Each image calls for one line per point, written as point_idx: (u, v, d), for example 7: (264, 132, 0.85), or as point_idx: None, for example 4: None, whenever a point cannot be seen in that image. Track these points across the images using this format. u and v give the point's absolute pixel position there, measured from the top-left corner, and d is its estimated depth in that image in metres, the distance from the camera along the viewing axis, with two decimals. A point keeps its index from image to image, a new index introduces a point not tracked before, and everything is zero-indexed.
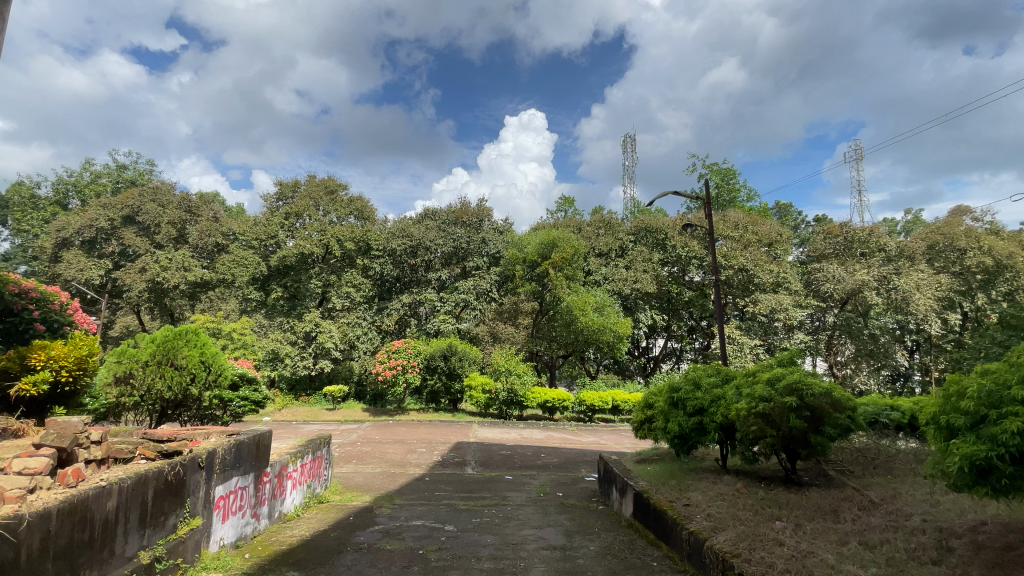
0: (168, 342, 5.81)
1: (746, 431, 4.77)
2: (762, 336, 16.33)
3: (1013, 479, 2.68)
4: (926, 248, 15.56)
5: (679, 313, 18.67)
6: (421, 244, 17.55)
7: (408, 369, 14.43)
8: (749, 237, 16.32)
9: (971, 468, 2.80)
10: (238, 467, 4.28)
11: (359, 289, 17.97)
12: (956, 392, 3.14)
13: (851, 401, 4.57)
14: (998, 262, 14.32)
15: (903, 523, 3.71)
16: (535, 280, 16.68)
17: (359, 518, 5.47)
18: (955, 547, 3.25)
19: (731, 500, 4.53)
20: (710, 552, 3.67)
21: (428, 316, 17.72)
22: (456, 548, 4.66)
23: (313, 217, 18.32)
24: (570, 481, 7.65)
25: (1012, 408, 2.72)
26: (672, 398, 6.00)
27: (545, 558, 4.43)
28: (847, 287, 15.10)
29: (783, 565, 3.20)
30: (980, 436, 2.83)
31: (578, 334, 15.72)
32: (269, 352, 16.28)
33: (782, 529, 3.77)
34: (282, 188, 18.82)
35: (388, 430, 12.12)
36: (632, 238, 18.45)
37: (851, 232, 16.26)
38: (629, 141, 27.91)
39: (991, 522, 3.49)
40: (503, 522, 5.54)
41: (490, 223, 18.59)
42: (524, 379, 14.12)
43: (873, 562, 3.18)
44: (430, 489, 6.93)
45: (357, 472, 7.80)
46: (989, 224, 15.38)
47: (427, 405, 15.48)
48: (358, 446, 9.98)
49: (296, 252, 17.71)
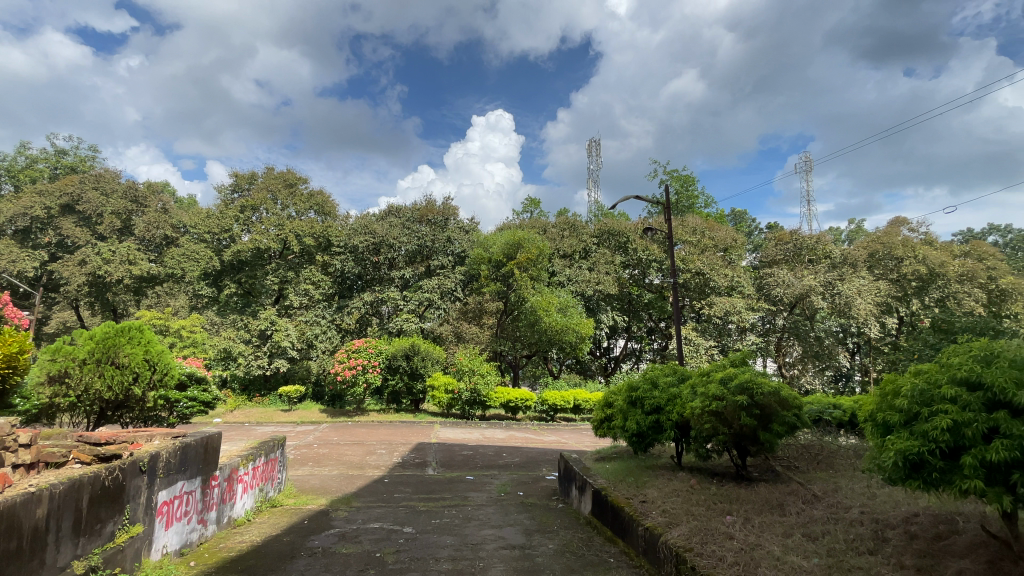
0: (110, 340, 5.50)
1: (700, 428, 4.92)
2: (717, 337, 16.93)
3: (942, 473, 2.89)
4: (867, 256, 16.50)
5: (639, 314, 19.05)
6: (384, 241, 17.15)
7: (369, 369, 14.08)
8: (706, 243, 16.96)
9: (905, 462, 3.00)
10: (184, 470, 4.08)
11: (318, 286, 17.49)
12: (892, 392, 3.35)
13: (798, 400, 4.79)
14: (931, 270, 15.31)
15: (843, 516, 3.92)
16: (500, 280, 16.65)
17: (314, 522, 5.32)
18: (890, 538, 3.46)
19: (686, 495, 4.67)
20: (664, 547, 3.76)
21: (390, 316, 17.24)
22: (415, 550, 4.60)
23: (270, 211, 17.82)
24: (531, 480, 7.67)
25: (942, 405, 2.92)
26: (631, 398, 6.13)
27: (504, 558, 4.43)
28: (796, 291, 15.75)
29: (732, 557, 3.33)
30: (913, 432, 3.03)
31: (542, 334, 15.91)
32: (221, 351, 15.81)
33: (733, 524, 3.91)
34: (237, 179, 18.27)
35: (347, 432, 11.81)
36: (596, 241, 18.68)
37: (800, 239, 16.85)
38: (594, 144, 28.32)
39: (923, 513, 3.74)
40: (462, 522, 5.50)
41: (455, 222, 18.50)
42: (487, 379, 14.08)
43: (815, 553, 3.35)
44: (388, 491, 6.78)
45: (313, 475, 7.57)
46: (924, 235, 16.43)
47: (388, 405, 15.18)
48: (314, 448, 9.67)
49: (252, 247, 17.17)
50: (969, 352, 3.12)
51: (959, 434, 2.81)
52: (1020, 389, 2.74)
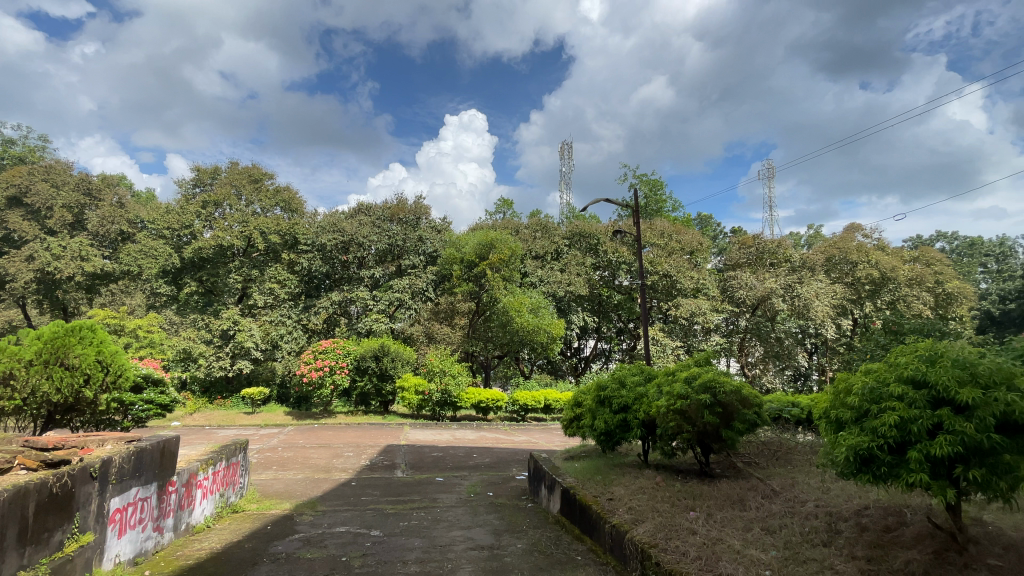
0: (58, 339, 5.21)
1: (666, 427, 5.03)
2: (683, 338, 17.33)
3: (890, 467, 3.04)
4: (825, 260, 17.07)
5: (609, 315, 19.31)
6: (353, 239, 16.84)
7: (336, 370, 13.81)
8: (673, 246, 17.39)
9: (855, 457, 3.15)
10: (138, 476, 3.91)
11: (284, 285, 17.03)
12: (844, 390, 3.52)
13: (758, 398, 4.96)
14: (883, 274, 16.15)
15: (799, 509, 4.09)
16: (472, 280, 16.60)
17: (277, 527, 5.19)
18: (843, 530, 3.63)
19: (651, 492, 4.77)
20: (630, 544, 3.83)
21: (359, 316, 16.93)
22: (382, 553, 4.54)
23: (234, 207, 17.28)
24: (501, 480, 7.68)
25: (891, 402, 3.07)
26: (599, 397, 6.22)
27: (472, 558, 4.43)
28: (757, 293, 16.30)
29: (695, 552, 3.42)
30: (864, 428, 3.18)
31: (513, 335, 15.95)
32: (180, 352, 15.38)
33: (696, 519, 4.01)
34: (199, 174, 17.65)
35: (313, 434, 11.55)
36: (567, 242, 18.83)
37: (762, 244, 17.36)
38: (566, 147, 28.60)
39: (872, 506, 3.93)
40: (431, 524, 5.46)
41: (427, 221, 18.30)
42: (458, 380, 14.01)
43: (773, 545, 3.48)
44: (356, 494, 6.68)
45: (277, 479, 7.38)
46: (877, 240, 17.24)
47: (356, 407, 14.94)
48: (279, 451, 9.43)
49: (214, 244, 16.65)
50: (915, 352, 3.29)
51: (906, 430, 2.97)
52: (961, 387, 2.91)
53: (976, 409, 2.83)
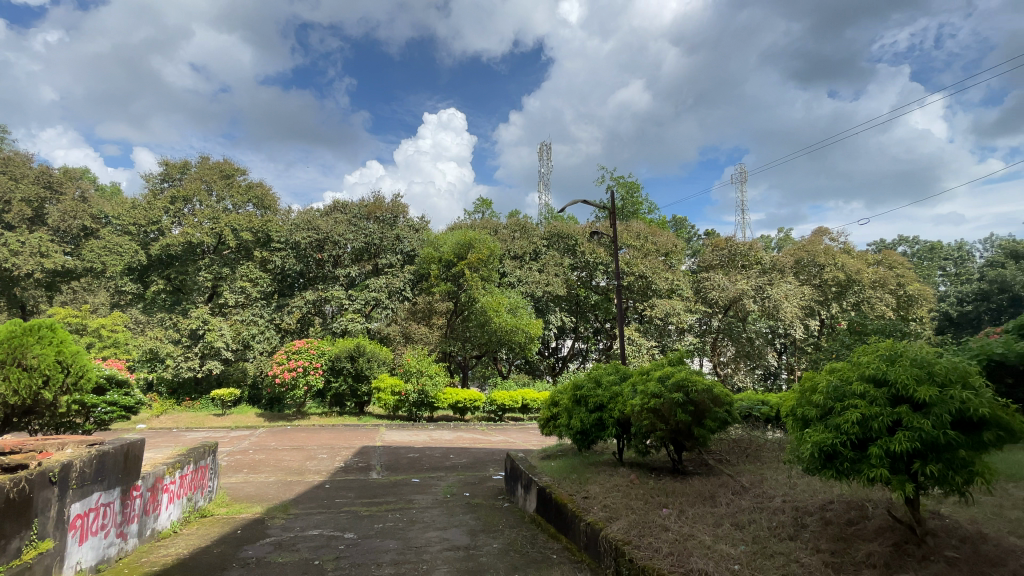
0: (16, 339, 5.00)
1: (640, 425, 5.10)
2: (658, 337, 17.60)
3: (853, 462, 3.15)
4: (794, 263, 17.60)
5: (586, 315, 19.45)
6: (329, 237, 16.53)
7: (310, 371, 13.56)
8: (649, 247, 17.67)
9: (820, 453, 3.25)
10: (101, 480, 3.77)
11: (256, 284, 16.64)
12: (809, 388, 3.63)
13: (729, 396, 5.08)
14: (848, 277, 16.73)
15: (767, 505, 4.20)
16: (450, 280, 16.52)
17: (248, 531, 5.07)
18: (808, 524, 3.74)
19: (626, 490, 4.84)
20: (604, 541, 3.88)
21: (334, 315, 16.67)
22: (355, 556, 4.49)
23: (204, 202, 16.82)
24: (477, 481, 7.67)
25: (853, 400, 3.19)
26: (575, 396, 6.27)
27: (448, 559, 4.41)
28: (729, 294, 16.68)
29: (667, 548, 3.48)
30: (828, 425, 3.29)
31: (491, 334, 15.95)
32: (145, 352, 15.10)
33: (669, 516, 4.08)
34: (168, 168, 17.15)
35: (285, 436, 11.33)
36: (546, 242, 18.91)
37: (734, 246, 17.76)
38: (545, 148, 28.72)
39: (836, 501, 4.07)
40: (407, 526, 5.42)
41: (405, 219, 18.10)
42: (435, 380, 13.90)
43: (742, 540, 3.57)
44: (330, 496, 6.57)
45: (248, 482, 7.21)
46: (843, 244, 17.82)
47: (330, 408, 14.74)
48: (250, 454, 9.21)
49: (182, 241, 16.19)
50: (877, 352, 3.42)
51: (867, 427, 3.09)
52: (919, 385, 3.04)
53: (934, 407, 2.96)
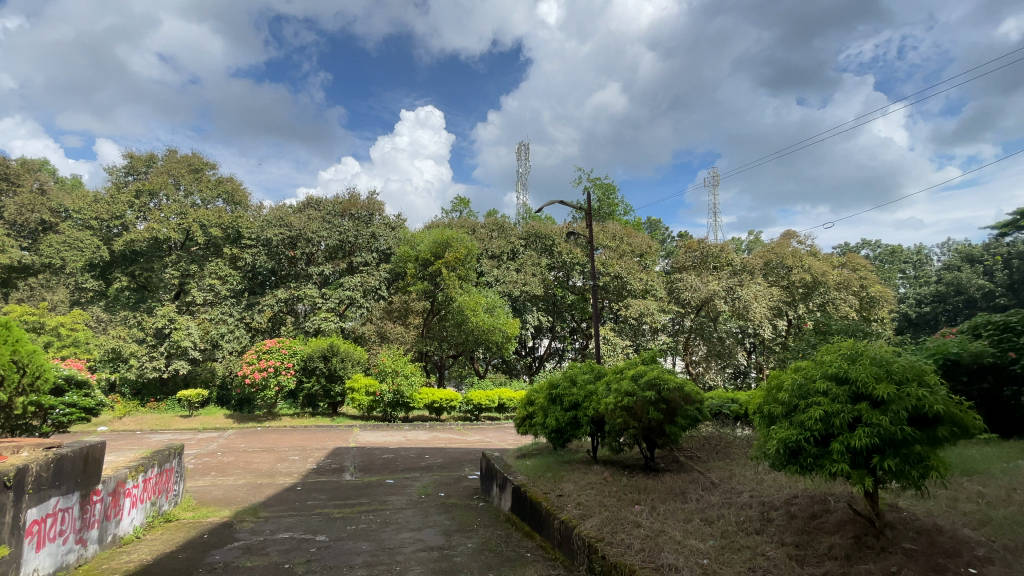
0: None
1: (613, 423, 5.17)
2: (632, 337, 17.86)
3: (815, 458, 3.26)
4: (763, 265, 18.09)
5: (563, 314, 19.50)
6: (301, 235, 16.17)
7: (282, 371, 13.27)
8: (624, 248, 17.94)
9: (785, 450, 3.36)
10: (59, 485, 3.61)
11: (225, 282, 16.20)
12: (775, 386, 3.76)
13: (699, 394, 5.20)
14: (814, 279, 17.29)
15: (735, 500, 4.32)
16: (427, 279, 16.39)
17: (215, 536, 4.94)
18: (774, 517, 3.86)
19: (599, 487, 4.90)
20: (578, 538, 3.92)
21: (306, 314, 16.35)
22: (327, 558, 4.42)
23: (171, 197, 16.27)
24: (452, 481, 7.64)
25: (816, 398, 3.32)
26: (550, 395, 6.32)
27: (422, 560, 4.38)
28: (702, 295, 17.03)
29: (639, 544, 3.54)
30: (793, 422, 3.41)
31: (468, 334, 15.90)
32: (108, 351, 14.60)
33: (641, 513, 4.15)
34: (133, 161, 16.56)
35: (255, 437, 11.08)
36: (523, 242, 18.94)
37: (706, 248, 18.14)
38: (522, 148, 28.79)
39: (800, 495, 4.21)
40: (380, 527, 5.36)
41: (381, 217, 17.82)
42: (411, 379, 13.78)
43: (711, 535, 3.66)
44: (301, 499, 6.45)
45: (216, 485, 7.01)
46: (810, 247, 18.39)
47: (303, 409, 14.57)
48: (218, 456, 8.97)
49: (148, 237, 15.65)
50: (840, 350, 3.55)
51: (830, 423, 3.20)
52: (878, 383, 3.16)
53: (892, 404, 3.08)
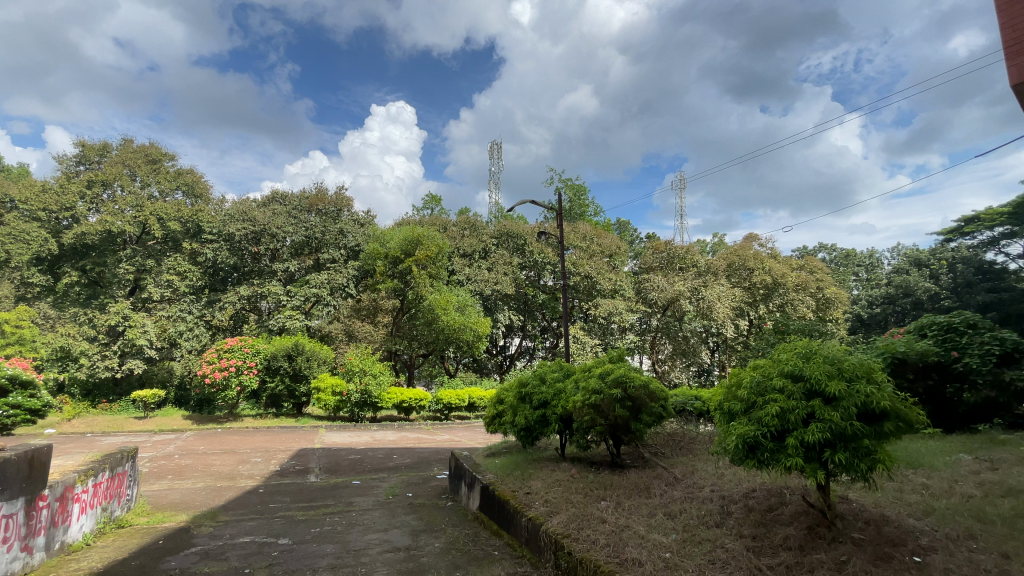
0: None
1: (581, 420, 5.25)
2: (601, 336, 18.12)
3: (772, 452, 3.39)
4: (726, 266, 18.64)
5: (534, 314, 19.55)
6: (266, 230, 15.68)
7: (243, 371, 12.87)
8: (595, 248, 18.21)
9: (743, 445, 3.48)
10: (2, 491, 3.42)
11: (184, 277, 15.60)
12: (735, 383, 3.89)
13: (665, 392, 5.31)
14: (774, 280, 17.94)
15: (697, 494, 4.45)
16: (396, 276, 16.18)
17: (171, 542, 4.76)
18: (733, 511, 4.00)
19: (566, 484, 4.97)
20: (544, 536, 3.96)
21: (270, 312, 16.00)
22: (290, 561, 4.33)
23: (126, 188, 15.53)
24: (420, 481, 7.59)
25: (773, 394, 3.45)
26: (520, 394, 6.35)
27: (388, 561, 4.34)
28: (668, 295, 17.41)
29: (604, 539, 3.61)
30: (751, 418, 3.53)
31: (439, 333, 15.79)
32: (56, 350, 13.82)
33: (606, 508, 4.23)
34: (84, 150, 15.73)
35: (215, 439, 10.70)
36: (495, 241, 18.92)
37: (673, 249, 18.55)
38: (495, 147, 28.77)
39: (758, 489, 4.36)
40: (345, 529, 5.28)
41: (349, 213, 17.47)
42: (379, 379, 13.58)
43: (674, 529, 3.76)
44: (263, 502, 6.27)
45: (172, 489, 6.75)
46: (771, 249, 19.04)
47: (266, 410, 14.15)
48: (176, 459, 8.63)
49: (100, 229, 14.89)
50: (795, 349, 3.71)
51: (785, 419, 3.34)
52: (830, 380, 3.32)
53: (842, 400, 3.23)
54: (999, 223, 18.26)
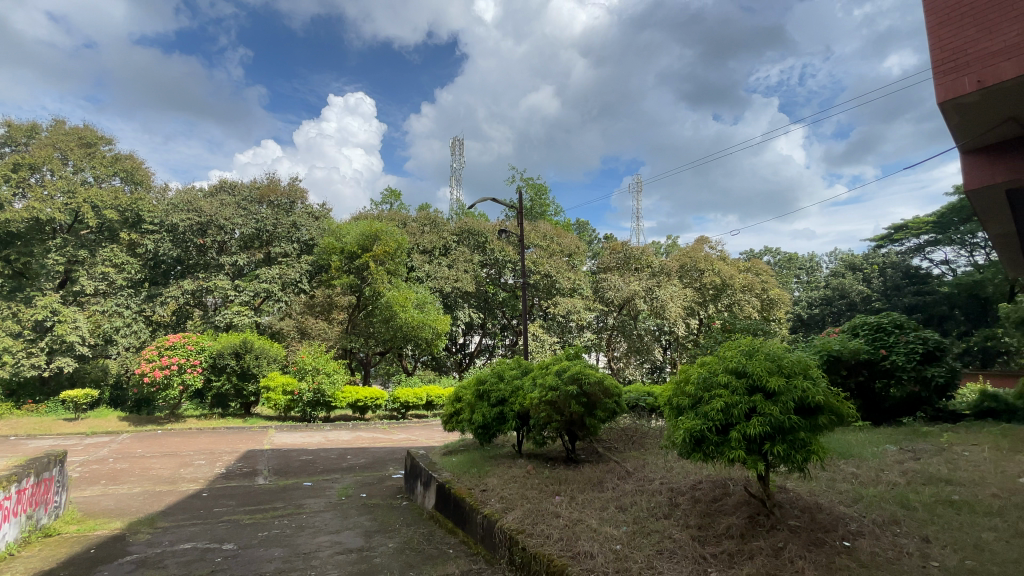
0: None
1: (537, 417, 5.32)
2: (560, 334, 18.37)
3: (716, 445, 3.55)
4: (679, 267, 19.29)
5: (494, 312, 19.57)
6: (213, 221, 14.93)
7: (187, 369, 12.22)
8: (554, 248, 18.46)
9: (691, 439, 3.63)
10: None
11: (122, 270, 14.68)
12: (684, 380, 4.04)
13: (618, 388, 5.45)
14: (722, 282, 18.76)
15: (648, 487, 4.60)
16: (353, 272, 15.81)
17: (104, 550, 4.47)
18: (680, 502, 4.16)
19: (522, 480, 5.02)
20: (499, 532, 3.99)
21: (216, 308, 15.24)
22: (235, 567, 4.17)
23: (57, 173, 14.42)
24: (375, 481, 7.47)
25: (718, 390, 3.61)
26: (478, 391, 6.35)
27: (340, 563, 4.26)
28: (624, 295, 17.87)
29: (558, 533, 3.68)
30: (698, 413, 3.69)
31: (397, 330, 15.51)
32: None
33: (561, 503, 4.30)
34: (9, 131, 14.47)
35: (155, 441, 10.13)
36: (456, 238, 18.81)
37: (629, 250, 18.99)
38: (456, 143, 28.55)
39: (703, 481, 4.56)
40: (294, 532, 5.13)
41: (303, 206, 16.91)
42: (333, 378, 13.25)
43: (625, 522, 3.87)
44: (207, 506, 5.99)
45: (106, 495, 6.34)
46: (720, 251, 19.87)
47: (211, 410, 13.50)
48: (110, 463, 8.10)
49: (27, 217, 13.78)
50: (739, 347, 3.90)
51: (729, 413, 3.50)
52: (770, 376, 3.51)
53: (781, 395, 3.43)
54: (924, 232, 19.78)
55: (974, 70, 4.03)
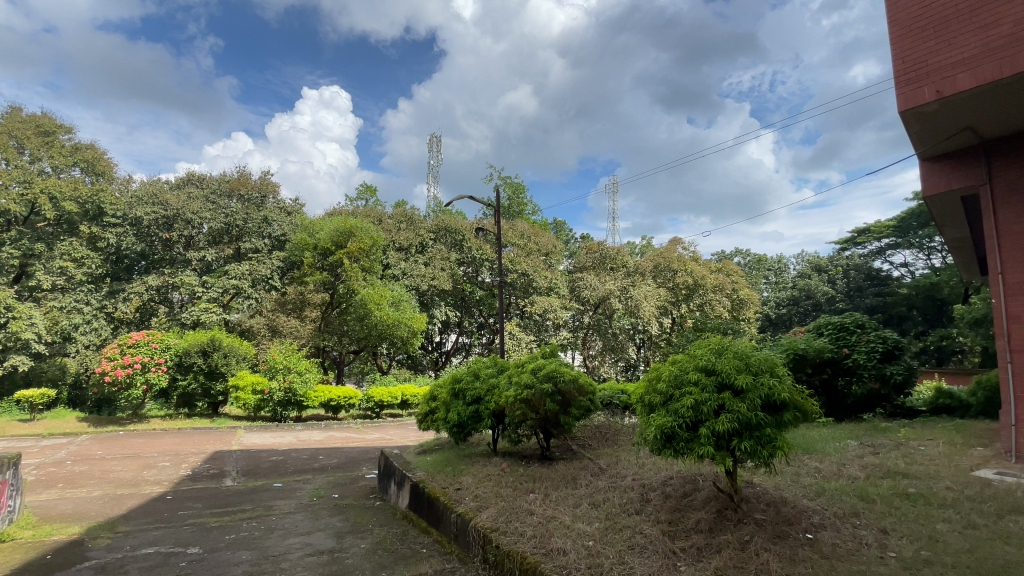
0: None
1: (513, 415, 5.34)
2: (536, 333, 18.44)
3: (686, 442, 3.63)
4: (653, 267, 19.59)
5: (471, 310, 19.51)
6: (179, 214, 14.46)
7: (150, 368, 11.80)
8: (531, 247, 18.53)
9: (662, 436, 3.71)
10: None
11: (81, 265, 14.08)
12: (655, 377, 4.12)
13: (592, 386, 5.51)
14: (695, 282, 19.15)
15: (620, 483, 4.68)
16: (327, 269, 15.53)
17: (61, 556, 4.30)
18: (651, 498, 4.24)
19: (496, 479, 5.04)
20: (474, 530, 4.00)
21: (183, 305, 14.77)
22: (201, 571, 4.06)
23: (11, 162, 13.75)
24: (348, 481, 7.37)
25: (689, 388, 3.69)
26: (453, 390, 6.33)
27: (310, 565, 4.20)
28: (599, 294, 18.06)
29: (531, 531, 3.70)
30: (668, 410, 3.76)
31: (371, 328, 15.25)
32: None
33: (534, 501, 4.33)
34: None
35: (117, 443, 9.76)
36: (432, 236, 18.71)
37: (605, 250, 19.19)
38: (433, 140, 28.34)
39: (674, 476, 4.66)
40: (263, 534, 5.02)
41: (275, 200, 16.53)
42: (305, 376, 13.00)
43: (597, 518, 3.93)
44: (172, 509, 5.82)
45: (64, 499, 6.10)
46: (693, 252, 20.27)
47: (177, 410, 13.07)
48: (68, 465, 7.78)
49: None
50: (709, 345, 3.99)
51: (698, 410, 3.59)
52: (738, 373, 3.61)
53: (749, 392, 3.53)
54: (885, 235, 20.58)
55: (931, 82, 4.45)
